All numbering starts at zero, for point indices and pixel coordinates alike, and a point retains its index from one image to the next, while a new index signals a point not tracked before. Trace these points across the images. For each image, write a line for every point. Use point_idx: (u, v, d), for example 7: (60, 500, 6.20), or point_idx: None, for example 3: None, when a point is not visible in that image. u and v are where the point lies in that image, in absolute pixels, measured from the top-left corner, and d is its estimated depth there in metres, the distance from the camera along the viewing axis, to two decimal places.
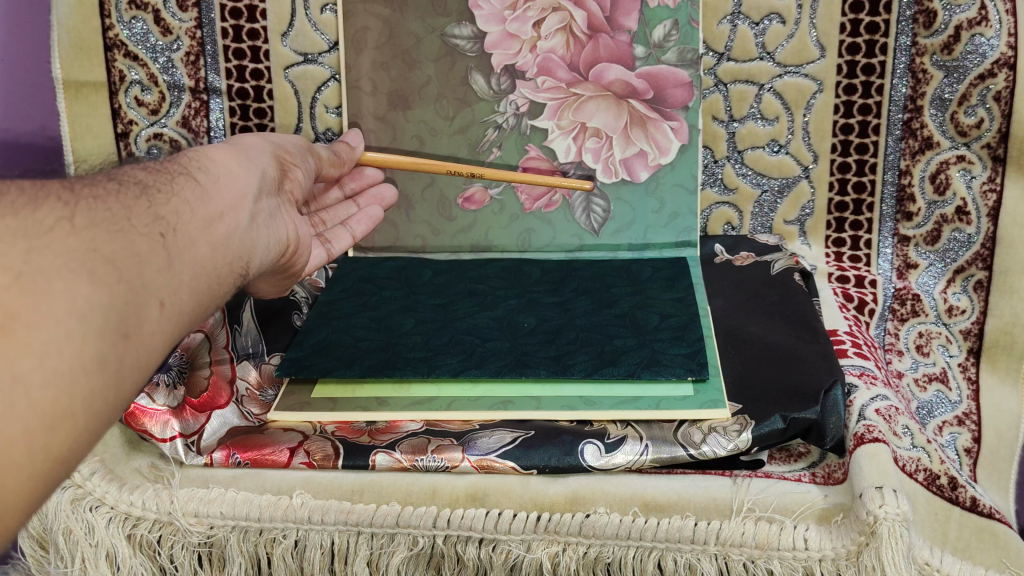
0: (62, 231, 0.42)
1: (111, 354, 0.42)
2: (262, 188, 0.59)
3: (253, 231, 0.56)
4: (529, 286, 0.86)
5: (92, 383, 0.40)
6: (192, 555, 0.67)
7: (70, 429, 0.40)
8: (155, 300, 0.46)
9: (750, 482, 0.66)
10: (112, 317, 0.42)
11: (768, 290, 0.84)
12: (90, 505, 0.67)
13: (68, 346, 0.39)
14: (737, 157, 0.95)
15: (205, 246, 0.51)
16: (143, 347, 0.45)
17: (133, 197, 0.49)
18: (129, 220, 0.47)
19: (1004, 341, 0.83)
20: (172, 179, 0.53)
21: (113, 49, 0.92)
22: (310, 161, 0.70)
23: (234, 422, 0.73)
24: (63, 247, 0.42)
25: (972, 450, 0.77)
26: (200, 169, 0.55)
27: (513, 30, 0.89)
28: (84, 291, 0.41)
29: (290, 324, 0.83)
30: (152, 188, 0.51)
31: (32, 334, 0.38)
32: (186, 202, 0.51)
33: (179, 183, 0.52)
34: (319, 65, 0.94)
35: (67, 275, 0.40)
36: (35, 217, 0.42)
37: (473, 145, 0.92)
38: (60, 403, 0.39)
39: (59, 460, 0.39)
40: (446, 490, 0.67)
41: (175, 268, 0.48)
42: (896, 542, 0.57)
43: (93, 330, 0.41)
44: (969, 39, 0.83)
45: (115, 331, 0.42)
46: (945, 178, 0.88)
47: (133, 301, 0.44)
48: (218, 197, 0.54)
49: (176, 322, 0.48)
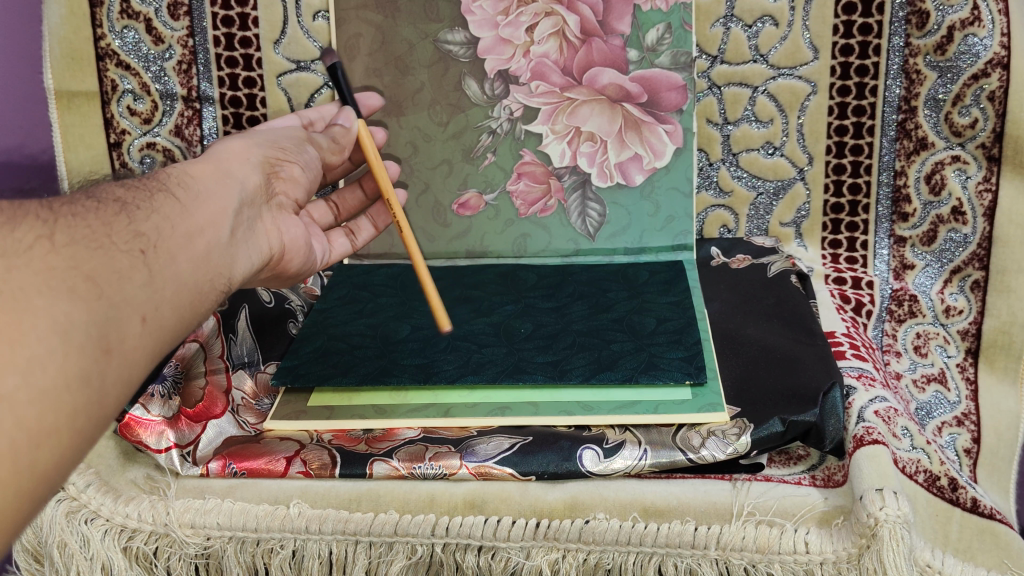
0: (41, 248, 0.42)
1: (96, 369, 0.41)
2: (246, 201, 0.59)
3: (234, 246, 0.56)
4: (525, 292, 0.86)
5: (76, 399, 0.40)
6: (189, 566, 0.67)
7: (57, 445, 0.39)
8: (137, 315, 0.45)
9: (750, 486, 0.65)
10: (94, 332, 0.42)
11: (765, 293, 0.84)
12: (85, 518, 0.67)
13: (54, 362, 0.39)
14: (732, 160, 0.95)
15: (187, 261, 0.50)
16: (128, 361, 0.44)
17: (112, 214, 0.49)
18: (109, 237, 0.47)
19: (1001, 341, 0.83)
20: (151, 195, 0.52)
21: (105, 58, 0.92)
22: (312, 153, 0.68)
23: (230, 431, 0.72)
24: (43, 265, 0.42)
25: (972, 451, 0.76)
26: (180, 185, 0.55)
27: (506, 35, 0.89)
28: (65, 308, 0.40)
29: (285, 333, 0.83)
30: (131, 206, 0.50)
31: (16, 350, 0.38)
32: (167, 218, 0.51)
33: (159, 199, 0.52)
34: (312, 73, 0.94)
35: (48, 292, 0.40)
36: (15, 235, 0.42)
37: (467, 151, 0.92)
38: (45, 418, 0.38)
39: (45, 477, 0.39)
40: (444, 498, 0.66)
41: (157, 282, 0.47)
42: (897, 544, 0.57)
43: (76, 346, 0.40)
44: (963, 39, 0.83)
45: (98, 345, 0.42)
46: (940, 179, 0.88)
47: (114, 316, 0.43)
48: (199, 214, 0.53)
49: (160, 337, 0.47)
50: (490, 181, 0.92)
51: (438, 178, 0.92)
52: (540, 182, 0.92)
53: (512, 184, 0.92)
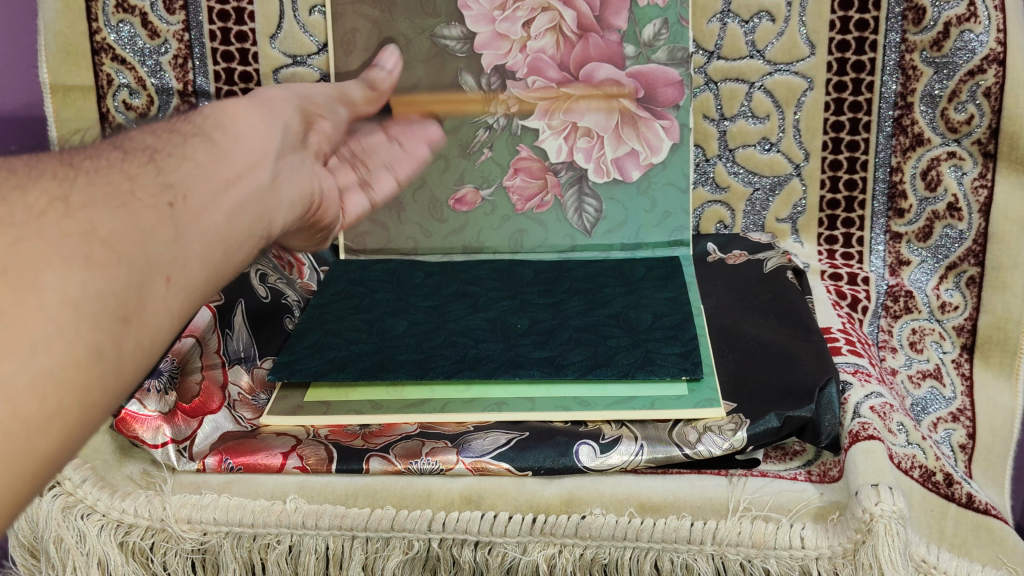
0: (55, 214, 0.40)
1: (110, 341, 0.39)
2: (285, 145, 0.57)
3: (275, 191, 0.54)
4: (522, 287, 0.86)
5: (93, 369, 0.37)
6: (185, 562, 0.66)
7: (60, 429, 0.36)
8: (161, 276, 0.42)
9: (746, 482, 0.66)
10: (109, 301, 0.39)
11: (761, 288, 0.84)
12: (81, 512, 0.66)
13: (59, 341, 0.36)
14: (728, 156, 0.95)
15: (219, 212, 0.48)
16: (146, 331, 0.41)
17: (140, 165, 0.47)
18: (132, 193, 0.44)
19: (997, 336, 0.84)
20: (184, 141, 0.51)
21: (101, 53, 0.91)
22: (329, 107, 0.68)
23: (227, 427, 0.72)
24: (56, 231, 0.39)
25: (967, 446, 0.78)
26: (216, 128, 0.53)
27: (502, 30, 0.89)
28: (78, 278, 0.37)
29: (280, 329, 0.82)
30: (163, 153, 0.48)
31: (17, 329, 0.35)
32: (197, 164, 0.49)
33: (192, 145, 0.50)
34: (308, 67, 0.93)
35: (58, 262, 0.37)
36: (27, 202, 0.40)
37: (463, 146, 0.91)
38: (47, 403, 0.35)
39: (51, 459, 0.36)
40: (441, 493, 0.66)
41: (188, 242, 0.45)
42: (893, 539, 0.57)
43: (89, 318, 0.37)
44: (958, 35, 0.83)
45: (116, 313, 0.39)
46: (936, 175, 0.88)
47: (134, 282, 0.41)
48: (236, 157, 0.51)
49: (184, 302, 0.44)
50: (487, 176, 0.92)
51: (435, 173, 0.92)
52: (536, 177, 0.92)
53: (509, 179, 0.92)
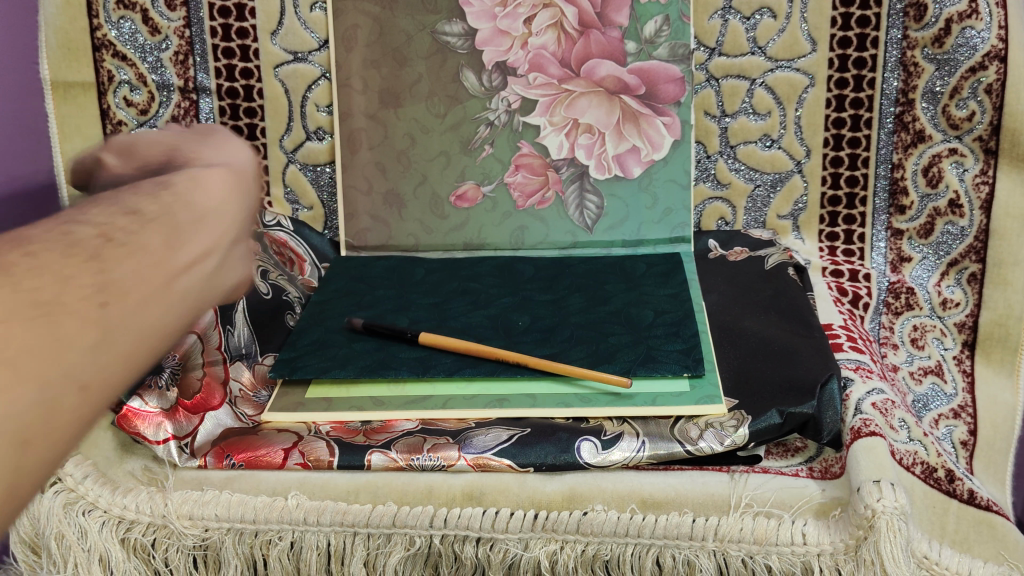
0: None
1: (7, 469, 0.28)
2: (247, 228, 0.45)
3: (226, 282, 0.41)
4: (522, 284, 0.86)
5: None
6: (187, 558, 0.67)
7: None
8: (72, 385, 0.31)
9: (748, 478, 0.66)
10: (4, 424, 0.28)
11: (764, 284, 0.84)
12: (83, 509, 0.66)
13: None
14: (730, 152, 0.95)
15: (161, 311, 0.36)
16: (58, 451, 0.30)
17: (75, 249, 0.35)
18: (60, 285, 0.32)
19: (998, 332, 0.84)
20: (141, 220, 0.39)
21: (101, 49, 0.91)
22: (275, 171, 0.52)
23: (228, 422, 0.73)
24: None
25: (969, 443, 0.78)
26: (180, 204, 0.41)
27: (503, 26, 0.89)
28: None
29: (282, 325, 0.83)
30: (109, 237, 0.36)
31: None
32: (143, 253, 0.36)
33: (148, 225, 0.38)
34: (309, 63, 0.93)
35: None
36: None
37: (465, 142, 0.92)
38: None
39: None
40: (443, 489, 0.66)
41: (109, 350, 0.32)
42: (894, 535, 0.57)
43: None
44: (960, 31, 0.83)
45: (7, 438, 0.28)
46: (937, 171, 0.88)
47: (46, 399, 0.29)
48: (190, 240, 0.39)
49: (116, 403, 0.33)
50: (488, 173, 0.92)
51: (435, 169, 0.92)
52: (537, 174, 0.92)
53: (510, 176, 0.92)
